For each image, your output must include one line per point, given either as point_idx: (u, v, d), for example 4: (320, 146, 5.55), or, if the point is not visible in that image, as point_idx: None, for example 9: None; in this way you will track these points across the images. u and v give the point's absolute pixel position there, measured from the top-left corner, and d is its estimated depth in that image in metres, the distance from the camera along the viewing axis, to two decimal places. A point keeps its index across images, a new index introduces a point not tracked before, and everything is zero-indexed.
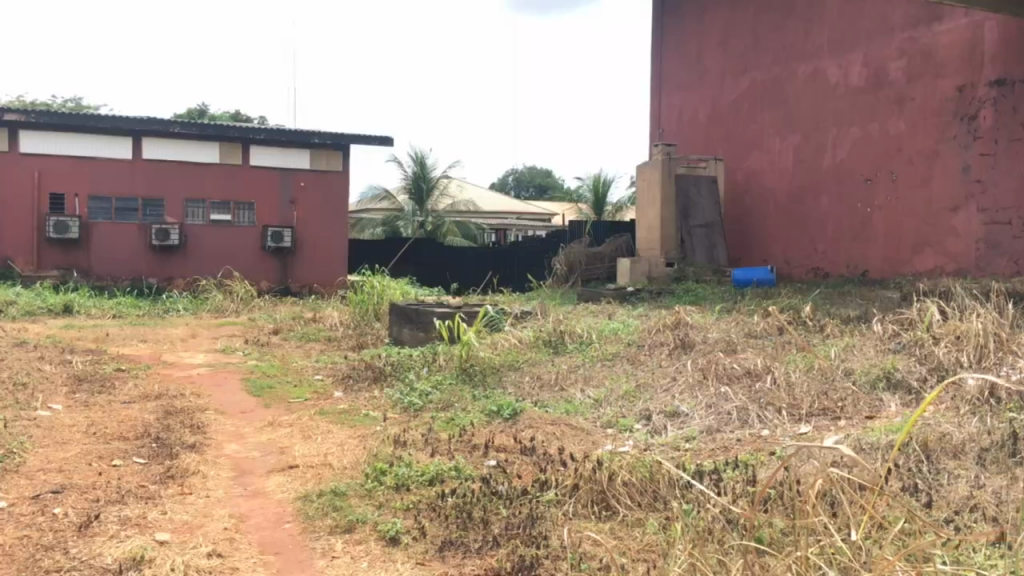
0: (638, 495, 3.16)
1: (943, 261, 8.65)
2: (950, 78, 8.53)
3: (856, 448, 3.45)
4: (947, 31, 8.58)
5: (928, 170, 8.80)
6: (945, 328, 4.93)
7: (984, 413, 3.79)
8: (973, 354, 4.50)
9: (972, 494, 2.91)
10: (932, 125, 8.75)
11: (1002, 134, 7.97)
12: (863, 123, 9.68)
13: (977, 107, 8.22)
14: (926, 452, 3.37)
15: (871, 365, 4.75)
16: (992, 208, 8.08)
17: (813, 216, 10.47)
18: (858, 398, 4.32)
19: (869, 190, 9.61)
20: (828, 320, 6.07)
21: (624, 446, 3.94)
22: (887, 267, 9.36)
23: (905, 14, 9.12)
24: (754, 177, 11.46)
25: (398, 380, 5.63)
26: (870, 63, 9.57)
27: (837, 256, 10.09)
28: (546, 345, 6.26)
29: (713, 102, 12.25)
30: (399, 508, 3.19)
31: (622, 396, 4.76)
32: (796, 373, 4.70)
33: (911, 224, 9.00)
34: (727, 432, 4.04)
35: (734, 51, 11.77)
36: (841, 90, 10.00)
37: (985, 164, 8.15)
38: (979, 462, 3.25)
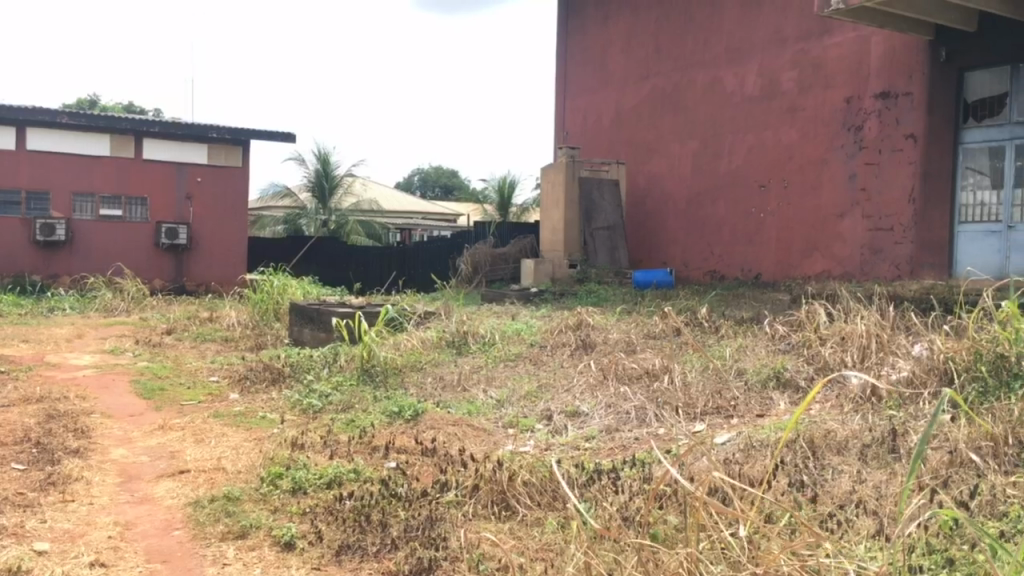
0: (537, 495, 3.18)
1: (831, 265, 9.05)
2: (839, 89, 8.93)
3: (748, 445, 3.57)
4: (836, 44, 8.97)
5: (818, 178, 9.18)
6: (831, 329, 5.14)
7: (866, 410, 3.97)
8: (857, 354, 4.71)
9: (855, 489, 3.04)
10: (822, 134, 9.14)
11: (885, 144, 8.41)
12: (757, 131, 10.02)
13: (864, 118, 8.65)
14: (812, 449, 3.52)
15: (762, 365, 4.93)
16: (876, 215, 8.52)
17: (710, 220, 10.77)
18: (751, 397, 4.47)
19: (762, 196, 9.95)
20: (724, 322, 6.27)
21: (525, 445, 3.96)
22: (778, 270, 9.72)
23: (798, 26, 9.49)
24: (654, 181, 11.71)
25: (297, 381, 5.53)
26: (765, 72, 9.91)
27: (732, 259, 10.41)
28: (450, 346, 6.24)
29: (615, 106, 12.45)
30: (295, 513, 3.13)
31: (523, 396, 4.79)
32: (692, 373, 4.83)
33: (803, 229, 9.38)
34: (626, 431, 4.11)
35: (637, 57, 11.99)
36: (738, 98, 10.33)
37: (870, 173, 8.58)
38: (862, 458, 3.40)
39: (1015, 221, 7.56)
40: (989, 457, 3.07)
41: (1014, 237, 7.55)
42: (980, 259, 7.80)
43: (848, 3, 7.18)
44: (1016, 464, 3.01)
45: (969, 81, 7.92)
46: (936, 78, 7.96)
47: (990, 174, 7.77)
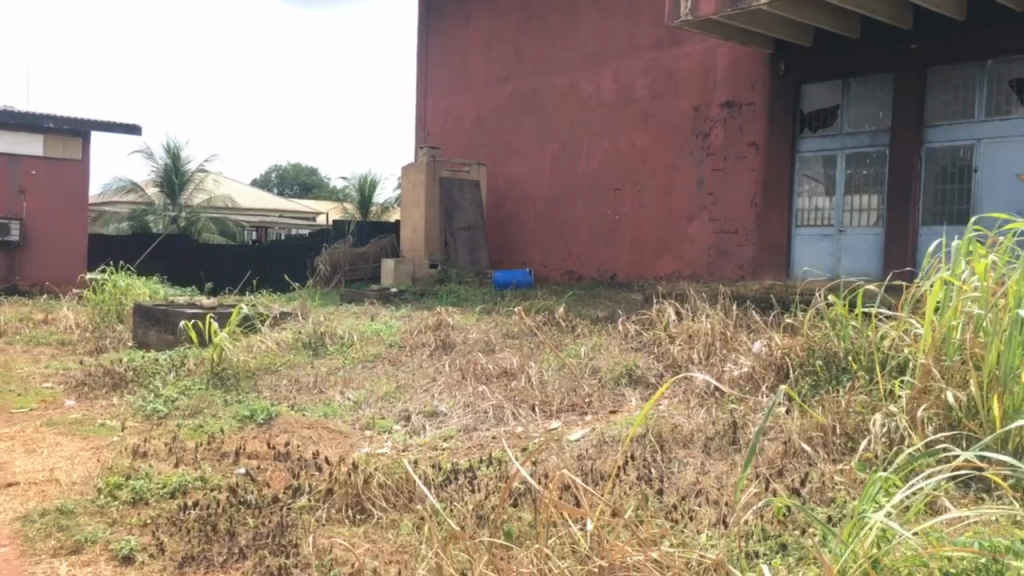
0: (392, 497, 3.16)
1: (680, 266, 9.44)
2: (687, 97, 9.33)
3: (601, 441, 3.68)
4: (685, 54, 9.37)
5: (669, 182, 9.56)
6: (680, 328, 5.35)
7: (710, 404, 4.16)
8: (703, 351, 4.93)
9: (699, 480, 3.18)
10: (673, 140, 9.51)
11: (730, 151, 8.88)
12: (612, 136, 10.31)
13: (710, 125, 9.08)
14: (660, 442, 3.66)
15: (616, 362, 5.09)
16: (722, 218, 8.98)
17: (568, 222, 10.99)
18: (604, 394, 4.59)
19: (617, 198, 10.25)
20: (580, 321, 6.42)
21: (382, 447, 3.93)
22: (632, 271, 10.04)
23: (650, 35, 9.82)
24: (514, 183, 11.84)
25: (141, 386, 5.27)
26: (619, 79, 10.21)
27: (589, 260, 10.66)
28: (306, 347, 6.11)
29: (476, 107, 12.51)
30: (135, 525, 2.99)
31: (382, 397, 4.75)
32: (548, 371, 4.92)
33: (655, 231, 9.73)
34: (483, 430, 4.14)
35: (497, 59, 12.09)
36: (594, 103, 10.59)
37: (716, 178, 9.03)
38: (706, 450, 3.56)
39: (846, 226, 8.15)
40: (820, 446, 3.25)
41: (845, 241, 8.14)
42: (815, 261, 8.38)
43: (695, 15, 7.44)
44: (844, 452, 3.21)
45: (807, 93, 8.44)
46: (776, 88, 8.49)
47: (825, 182, 8.31)
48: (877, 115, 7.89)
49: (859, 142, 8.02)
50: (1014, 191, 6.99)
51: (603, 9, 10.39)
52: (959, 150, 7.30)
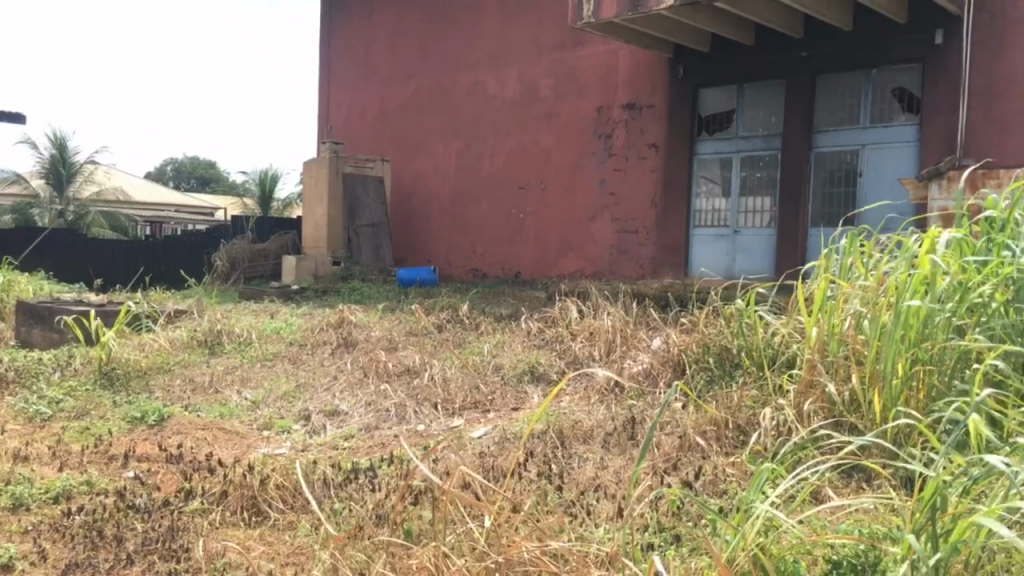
0: (290, 498, 3.10)
1: (583, 264, 9.59)
2: (590, 98, 9.47)
3: (502, 437, 3.70)
4: (588, 56, 9.51)
5: (572, 182, 9.69)
6: (581, 325, 5.44)
7: (610, 400, 4.23)
8: (603, 347, 5.01)
9: (597, 475, 3.23)
10: (576, 140, 9.64)
11: (632, 152, 9.07)
12: (517, 135, 10.36)
13: (612, 126, 9.24)
14: (561, 439, 3.71)
15: (518, 359, 5.13)
16: (623, 218, 9.16)
17: (473, 220, 11.01)
18: (506, 391, 4.62)
19: (521, 197, 10.32)
20: (483, 319, 6.44)
21: (280, 447, 3.85)
22: (536, 269, 10.13)
23: (553, 36, 9.92)
24: (418, 180, 11.78)
25: (23, 387, 5.02)
26: (523, 78, 10.28)
27: (493, 258, 10.70)
28: (202, 346, 5.93)
29: (381, 103, 12.38)
30: (15, 532, 2.84)
31: (281, 397, 4.66)
32: (451, 369, 4.92)
33: (558, 230, 9.84)
34: (385, 428, 4.11)
35: (401, 55, 12.00)
36: (498, 102, 10.63)
37: (618, 178, 9.20)
38: (605, 444, 3.63)
39: (741, 226, 8.43)
40: (713, 439, 3.35)
41: (740, 241, 8.42)
42: (712, 260, 8.64)
43: (597, 17, 7.53)
44: (735, 445, 3.31)
45: (704, 97, 8.69)
46: (675, 92, 8.70)
47: (721, 184, 8.58)
48: (770, 120, 8.18)
49: (753, 146, 8.31)
50: (895, 194, 7.37)
51: (507, 9, 10.44)
52: (845, 155, 7.64)
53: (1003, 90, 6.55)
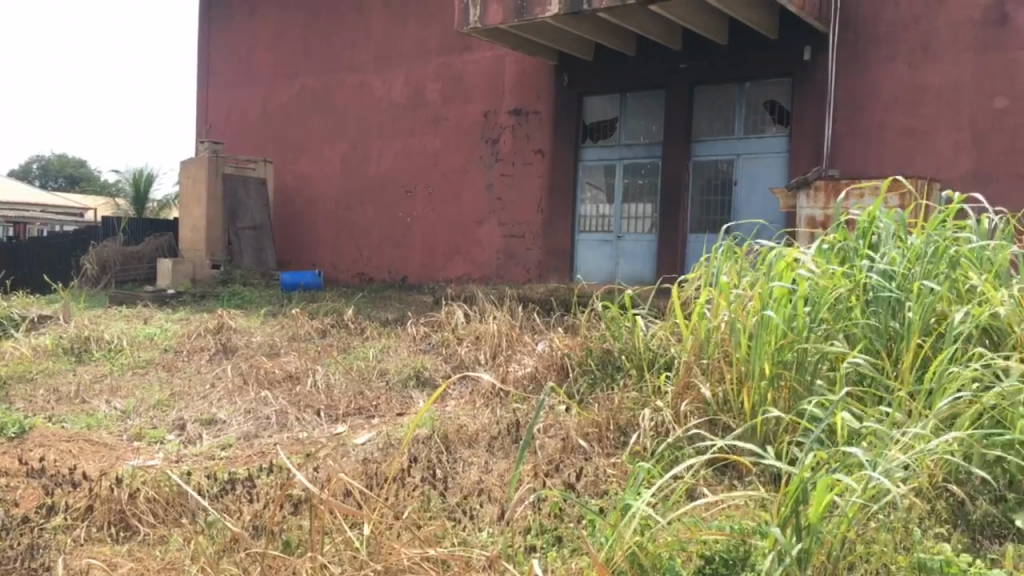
0: (161, 511, 2.97)
1: (470, 268, 9.61)
2: (477, 103, 9.52)
3: (387, 443, 3.66)
4: (475, 61, 9.55)
5: (459, 186, 9.70)
6: (468, 330, 5.44)
7: (495, 404, 4.25)
8: (489, 351, 5.03)
9: (482, 479, 3.23)
10: (463, 145, 9.66)
11: (518, 157, 9.17)
12: (403, 138, 10.30)
13: (499, 131, 9.32)
14: (445, 444, 3.69)
15: (404, 364, 5.10)
16: (510, 222, 9.24)
17: (359, 223, 10.88)
18: (391, 397, 4.56)
19: (408, 200, 10.25)
20: (368, 324, 6.36)
21: (152, 459, 3.69)
22: (423, 273, 10.10)
23: (440, 40, 9.92)
24: (303, 182, 11.54)
25: None
26: (410, 81, 10.23)
27: (380, 262, 10.59)
28: (68, 353, 5.63)
29: (263, 103, 12.07)
30: None
31: (153, 406, 4.47)
32: (335, 374, 4.84)
33: (446, 234, 9.84)
34: (265, 437, 3.99)
35: (285, 54, 11.73)
36: (384, 104, 10.53)
37: (504, 183, 9.28)
38: (490, 449, 3.64)
39: (624, 232, 8.63)
40: (594, 441, 3.40)
41: (623, 246, 8.61)
42: (596, 265, 8.80)
43: (484, 23, 7.57)
44: (616, 445, 3.37)
45: (588, 104, 8.86)
46: (560, 99, 8.85)
47: (605, 190, 8.76)
48: (651, 128, 8.42)
49: (635, 154, 8.53)
50: (768, 202, 7.70)
51: (393, 11, 10.36)
52: (721, 164, 7.95)
53: (866, 103, 6.95)
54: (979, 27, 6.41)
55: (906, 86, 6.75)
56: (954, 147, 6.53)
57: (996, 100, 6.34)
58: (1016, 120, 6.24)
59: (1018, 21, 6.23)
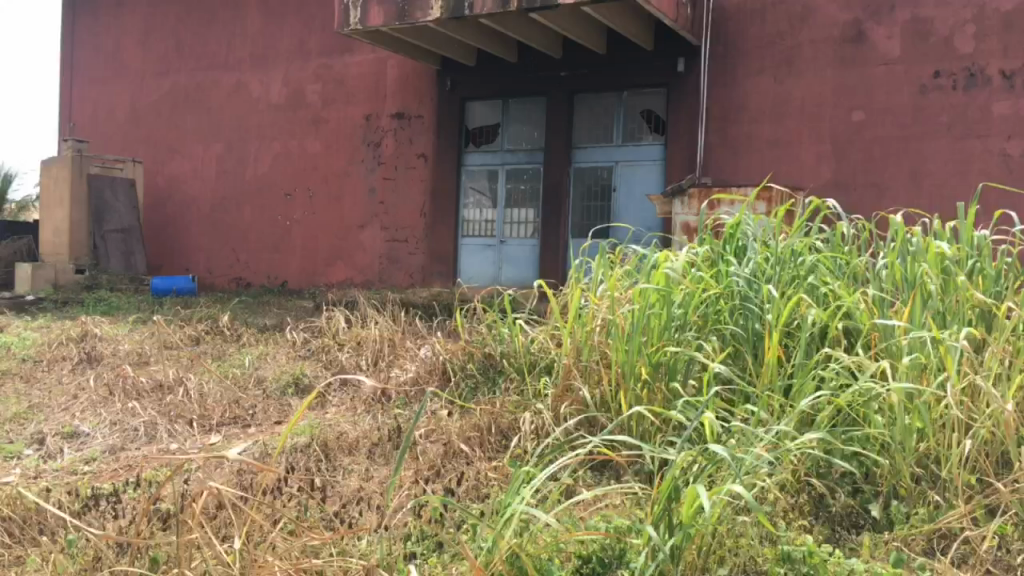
0: (17, 531, 2.79)
1: (352, 273, 9.48)
2: (359, 105, 9.40)
3: (264, 452, 3.56)
4: (356, 63, 9.44)
5: (340, 189, 9.55)
6: (348, 335, 5.36)
7: (376, 410, 4.19)
8: (370, 357, 4.96)
9: (362, 486, 3.18)
10: (344, 147, 9.53)
11: (400, 161, 9.11)
12: (282, 139, 10.06)
13: (381, 135, 9.24)
14: (324, 451, 3.62)
15: (282, 371, 4.97)
16: (392, 226, 9.15)
17: (235, 226, 10.55)
18: (269, 404, 4.44)
19: (287, 203, 10.02)
20: (245, 330, 6.18)
21: (8, 476, 3.46)
22: (303, 278, 9.89)
23: (320, 40, 9.75)
24: (175, 183, 11.10)
25: None
26: (289, 81, 10.00)
27: (258, 267, 10.31)
28: None
29: (132, 101, 11.55)
30: None
31: (9, 420, 4.19)
32: (209, 383, 4.67)
33: (326, 239, 9.67)
34: (132, 449, 3.81)
35: (156, 50, 11.27)
36: (262, 105, 10.26)
37: (387, 187, 9.19)
38: (370, 455, 3.59)
39: (506, 237, 8.71)
40: (476, 444, 3.39)
41: (506, 251, 8.69)
42: (479, 269, 8.84)
43: (365, 25, 7.47)
44: (498, 448, 3.38)
45: (470, 109, 8.90)
46: (442, 104, 8.85)
47: (489, 195, 8.81)
48: (532, 135, 8.55)
49: (517, 159, 8.64)
50: (645, 209, 7.93)
51: (270, 9, 10.11)
52: (600, 171, 8.14)
53: (736, 114, 7.25)
54: (839, 43, 6.77)
55: (772, 98, 7.08)
56: (816, 157, 6.88)
57: (853, 113, 6.72)
58: (871, 133, 6.64)
59: (874, 38, 6.62)
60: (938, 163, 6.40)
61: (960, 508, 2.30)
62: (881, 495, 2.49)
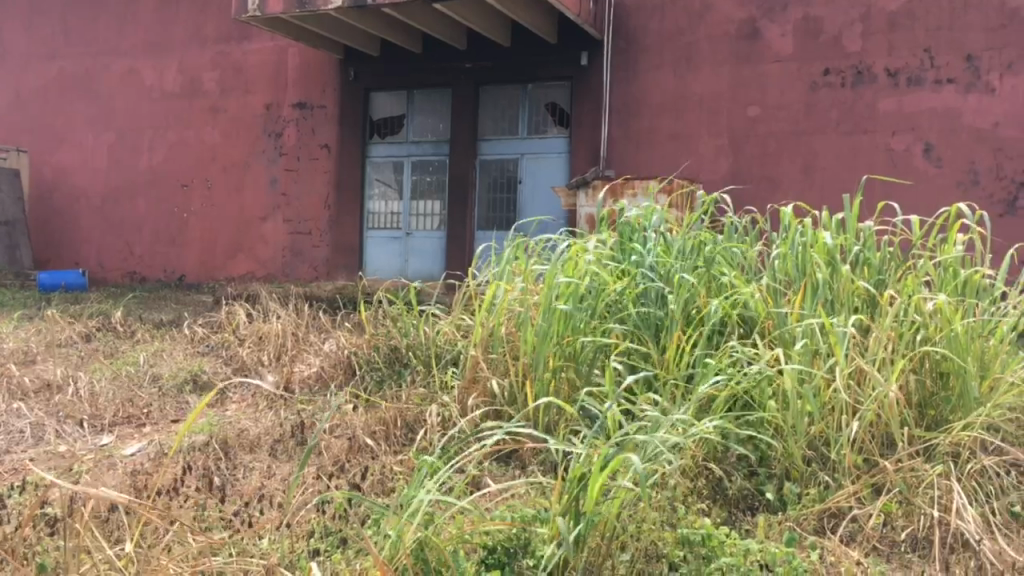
0: None
1: (253, 266, 9.25)
2: (258, 95, 9.17)
3: (159, 452, 3.44)
4: (255, 51, 9.21)
5: (240, 180, 9.30)
6: (250, 330, 5.23)
7: (279, 406, 4.09)
8: (273, 352, 4.84)
9: (263, 484, 3.10)
10: (243, 137, 9.28)
11: (302, 152, 8.92)
12: (178, 129, 9.73)
13: (282, 125, 9.04)
14: (224, 449, 3.52)
15: (179, 368, 4.81)
16: (294, 218, 8.97)
17: (128, 219, 10.15)
18: (165, 402, 4.28)
19: (184, 195, 9.69)
20: (140, 326, 5.96)
21: None
22: (202, 272, 9.60)
23: (217, 27, 9.47)
24: (63, 173, 10.60)
25: None
26: (184, 69, 9.67)
27: (153, 260, 9.95)
28: None
29: (14, 87, 10.95)
30: None
31: None
32: (101, 381, 4.48)
33: (226, 231, 9.41)
34: (17, 453, 3.62)
35: (40, 34, 10.72)
36: (156, 92, 9.89)
37: (288, 178, 9.00)
38: (273, 453, 3.51)
39: (413, 229, 8.67)
40: (382, 439, 3.35)
41: (412, 243, 8.64)
42: (386, 262, 8.76)
43: (264, 11, 7.27)
44: (404, 442, 3.35)
45: (374, 100, 8.79)
46: (345, 94, 8.71)
47: (394, 186, 8.73)
48: (437, 126, 8.52)
49: (422, 151, 8.59)
50: (550, 201, 8.00)
51: None
52: (506, 163, 8.17)
53: (637, 108, 7.37)
54: (734, 40, 6.96)
55: (672, 93, 7.22)
56: (715, 151, 7.07)
57: (749, 109, 6.92)
58: (766, 128, 6.86)
59: (768, 36, 6.83)
60: (828, 157, 6.65)
61: (849, 488, 2.41)
62: (775, 477, 2.57)
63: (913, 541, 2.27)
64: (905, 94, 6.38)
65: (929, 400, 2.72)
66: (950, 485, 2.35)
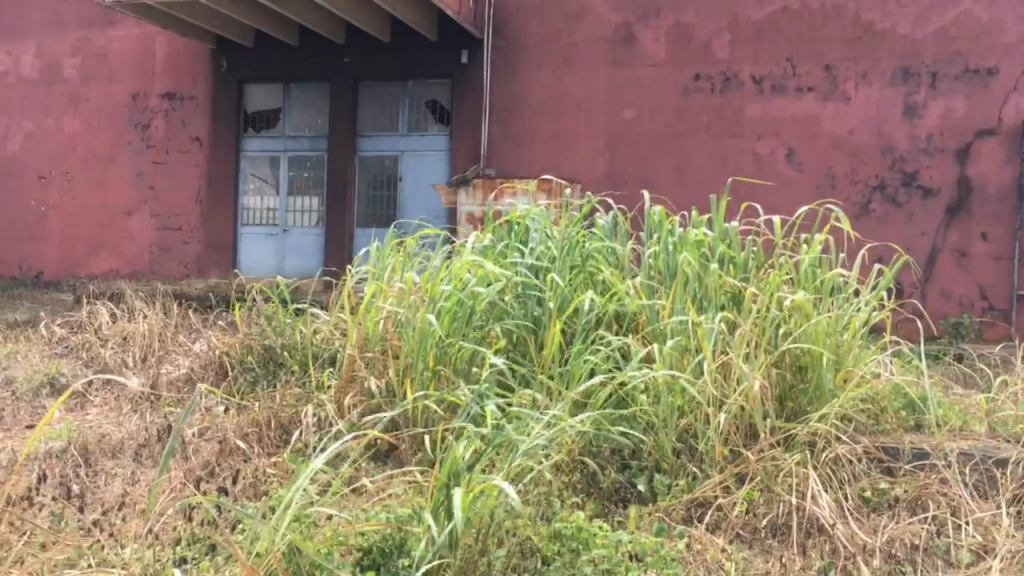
0: None
1: (118, 263, 8.82)
2: (124, 83, 8.76)
3: (12, 460, 3.23)
4: (120, 37, 8.79)
5: (104, 172, 8.85)
6: (113, 329, 4.98)
7: (144, 409, 3.91)
8: (138, 354, 4.62)
9: (125, 491, 2.95)
10: (107, 127, 8.83)
11: (171, 144, 8.57)
12: (35, 118, 9.17)
13: (150, 115, 8.66)
14: (84, 456, 3.34)
15: (35, 370, 4.53)
16: (163, 213, 8.60)
17: None
18: (18, 407, 4.03)
19: (42, 187, 9.15)
20: None
21: None
22: (62, 269, 9.09)
23: (79, 12, 8.97)
24: None
25: None
26: (41, 54, 9.11)
27: (7, 257, 9.35)
28: None
29: None
30: None
31: None
32: None
33: (88, 226, 8.94)
34: None
35: None
36: (9, 78, 9.28)
37: (157, 171, 8.63)
38: (136, 458, 3.35)
39: (289, 225, 8.47)
40: (254, 441, 3.24)
41: (289, 240, 8.45)
42: (262, 259, 8.54)
43: None
44: (278, 444, 3.26)
45: (248, 92, 8.53)
46: (218, 85, 8.43)
47: (270, 182, 8.51)
48: (316, 121, 8.36)
49: (300, 146, 8.41)
50: (431, 198, 7.99)
51: None
52: (386, 159, 8.10)
53: (517, 107, 7.43)
54: (610, 44, 7.11)
55: (550, 93, 7.32)
56: (592, 151, 7.22)
57: (625, 111, 7.10)
58: (641, 130, 7.05)
59: (642, 41, 7.01)
60: (699, 160, 6.89)
61: (714, 478, 2.51)
62: (646, 469, 2.65)
63: (772, 527, 2.39)
64: (770, 100, 6.68)
65: (789, 392, 2.85)
66: (806, 473, 2.47)
